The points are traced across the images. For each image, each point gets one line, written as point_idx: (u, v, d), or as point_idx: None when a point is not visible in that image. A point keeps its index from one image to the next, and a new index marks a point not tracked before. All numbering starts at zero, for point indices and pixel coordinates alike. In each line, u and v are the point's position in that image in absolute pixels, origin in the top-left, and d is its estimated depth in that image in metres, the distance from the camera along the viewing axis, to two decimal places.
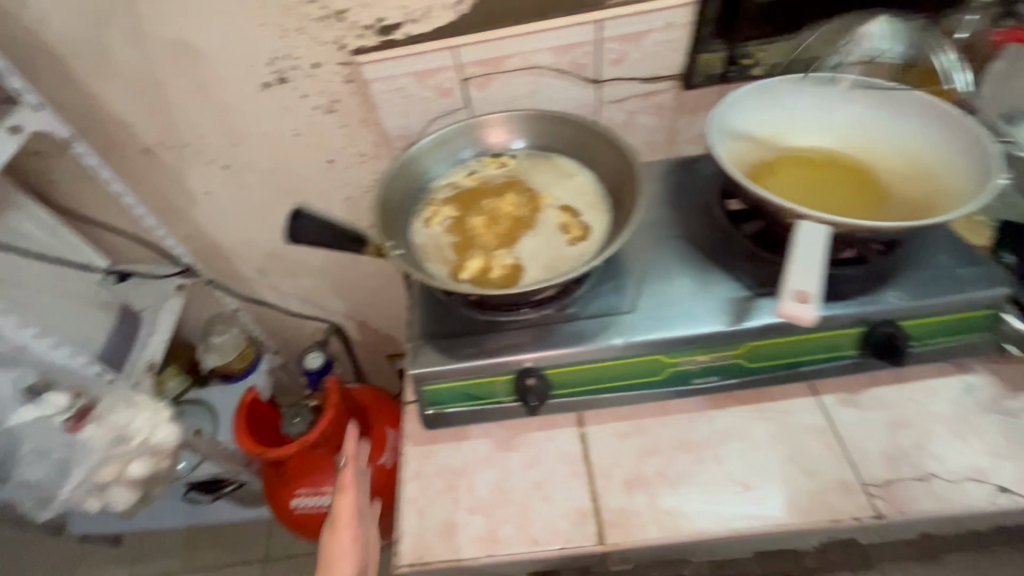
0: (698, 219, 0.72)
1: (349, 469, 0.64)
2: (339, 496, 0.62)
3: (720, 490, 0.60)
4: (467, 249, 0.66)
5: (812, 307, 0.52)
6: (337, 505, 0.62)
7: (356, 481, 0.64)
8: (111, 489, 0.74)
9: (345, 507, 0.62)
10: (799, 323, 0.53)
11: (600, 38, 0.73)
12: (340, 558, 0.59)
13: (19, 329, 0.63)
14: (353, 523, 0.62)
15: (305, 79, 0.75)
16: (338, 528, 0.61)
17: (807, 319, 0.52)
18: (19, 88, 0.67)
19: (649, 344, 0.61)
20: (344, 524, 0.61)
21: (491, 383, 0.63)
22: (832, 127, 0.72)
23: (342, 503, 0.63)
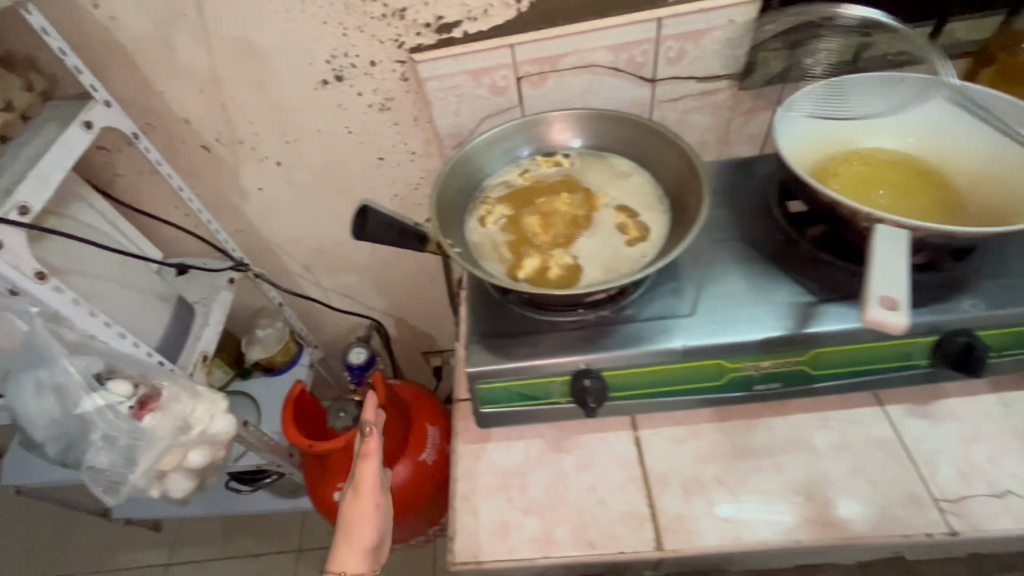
0: (757, 221, 0.70)
1: (373, 439, 0.64)
2: (362, 466, 0.64)
3: (782, 499, 0.58)
4: (524, 248, 0.66)
5: (901, 314, 0.49)
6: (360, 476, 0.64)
7: (380, 448, 0.65)
8: (170, 477, 0.77)
9: (367, 477, 0.64)
10: (888, 332, 0.50)
11: (660, 36, 0.72)
12: (361, 524, 0.63)
13: (92, 318, 0.63)
14: (374, 492, 0.65)
15: (362, 77, 0.75)
16: (359, 496, 0.64)
17: (897, 327, 0.49)
18: (90, 84, 0.69)
19: (710, 348, 0.60)
20: (366, 495, 0.64)
21: (547, 383, 0.62)
22: (899, 128, 0.70)
23: (365, 472, 0.64)
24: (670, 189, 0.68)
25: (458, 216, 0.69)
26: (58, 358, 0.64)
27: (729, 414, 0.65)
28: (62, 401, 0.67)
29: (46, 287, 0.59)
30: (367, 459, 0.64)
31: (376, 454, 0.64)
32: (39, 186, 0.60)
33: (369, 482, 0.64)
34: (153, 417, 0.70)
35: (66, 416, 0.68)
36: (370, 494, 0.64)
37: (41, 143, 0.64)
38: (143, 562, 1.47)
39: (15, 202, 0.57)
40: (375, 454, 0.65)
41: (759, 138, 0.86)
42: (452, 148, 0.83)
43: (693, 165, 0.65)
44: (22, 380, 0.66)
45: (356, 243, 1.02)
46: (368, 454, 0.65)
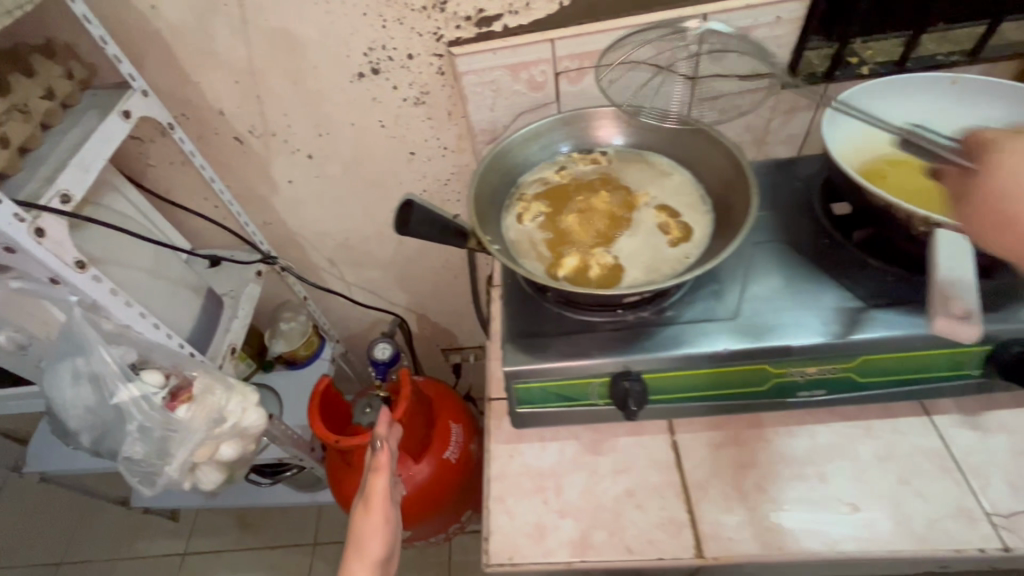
0: (800, 223, 0.69)
1: (384, 450, 0.61)
2: (373, 478, 0.60)
3: (825, 509, 0.57)
4: (562, 246, 0.65)
5: (973, 323, 0.51)
6: (371, 487, 0.60)
7: (391, 461, 0.61)
8: (200, 469, 0.76)
9: (379, 488, 0.60)
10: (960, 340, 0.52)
11: (704, 32, 0.70)
12: (371, 538, 0.58)
13: (128, 309, 0.63)
14: (385, 504, 0.60)
15: (398, 70, 0.75)
16: (369, 509, 0.59)
17: (967, 336, 0.51)
18: (129, 74, 0.68)
19: (754, 352, 0.58)
20: (377, 506, 0.59)
21: (586, 384, 0.61)
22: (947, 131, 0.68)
23: (375, 485, 0.60)
24: (714, 189, 0.67)
25: (495, 212, 0.68)
26: (95, 347, 0.64)
27: (769, 420, 0.64)
28: (98, 390, 0.67)
29: (86, 276, 0.59)
30: (377, 471, 0.61)
31: (387, 466, 0.61)
32: (80, 174, 0.60)
33: (380, 494, 0.60)
34: (186, 409, 0.69)
35: (101, 405, 0.68)
36: (381, 507, 0.59)
37: (82, 132, 0.64)
38: (161, 551, 1.48)
39: (56, 189, 0.57)
40: (385, 467, 0.61)
41: (798, 139, 0.84)
42: (485, 144, 0.82)
43: (738, 165, 0.63)
44: (58, 369, 0.66)
45: (382, 238, 1.01)
46: (378, 467, 0.61)
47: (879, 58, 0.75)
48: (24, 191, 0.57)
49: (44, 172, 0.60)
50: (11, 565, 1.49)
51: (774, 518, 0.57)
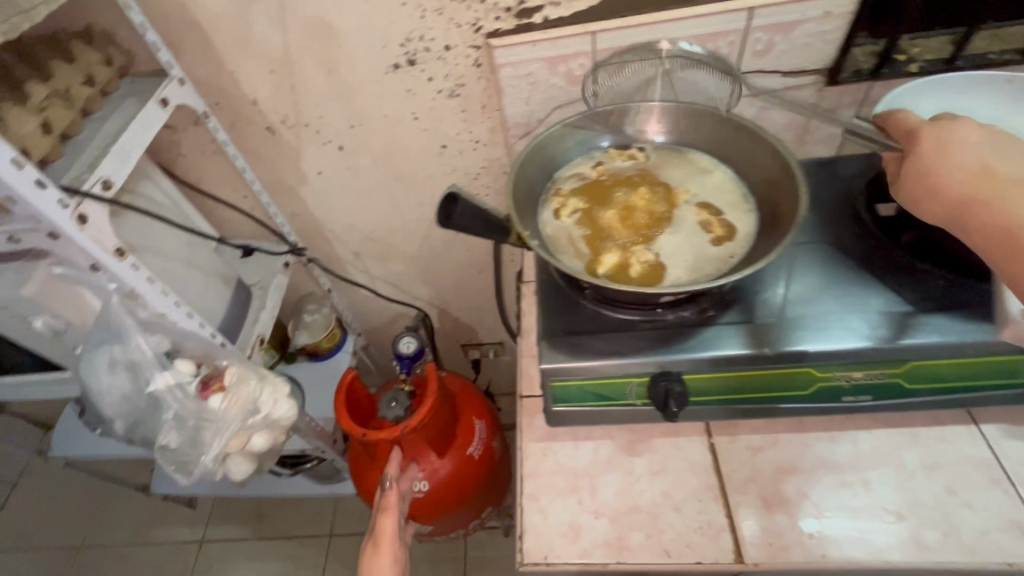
0: (844, 224, 0.67)
1: (392, 491, 0.73)
2: (382, 517, 0.71)
3: (869, 517, 0.56)
4: (601, 243, 0.64)
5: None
6: (380, 527, 0.70)
7: (397, 502, 0.72)
8: (232, 459, 0.76)
9: (387, 527, 0.70)
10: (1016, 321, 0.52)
11: (749, 27, 0.68)
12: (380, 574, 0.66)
13: (164, 297, 0.63)
14: (393, 543, 0.69)
15: (435, 62, 0.74)
16: (378, 547, 0.69)
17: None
18: (167, 62, 0.68)
19: (800, 354, 0.57)
20: (385, 544, 0.69)
21: (624, 384, 0.60)
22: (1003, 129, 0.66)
23: (384, 525, 0.70)
24: (757, 187, 0.65)
25: (532, 207, 0.67)
26: (132, 335, 0.64)
27: (809, 424, 0.63)
28: (135, 377, 0.67)
29: (125, 263, 0.59)
30: (386, 511, 0.72)
31: (395, 507, 0.72)
32: (121, 162, 0.60)
33: (388, 532, 0.69)
34: (219, 398, 0.69)
35: (137, 393, 0.68)
36: (389, 544, 0.69)
37: (121, 119, 0.64)
38: (179, 538, 1.49)
39: (98, 176, 0.57)
40: (394, 509, 0.72)
41: (838, 138, 0.82)
42: (518, 138, 0.81)
43: (784, 164, 0.62)
44: (94, 357, 0.66)
45: (408, 232, 1.01)
46: (387, 508, 0.72)
47: (928, 55, 0.72)
48: (65, 178, 0.57)
49: (85, 159, 0.59)
50: None
51: (816, 525, 0.56)
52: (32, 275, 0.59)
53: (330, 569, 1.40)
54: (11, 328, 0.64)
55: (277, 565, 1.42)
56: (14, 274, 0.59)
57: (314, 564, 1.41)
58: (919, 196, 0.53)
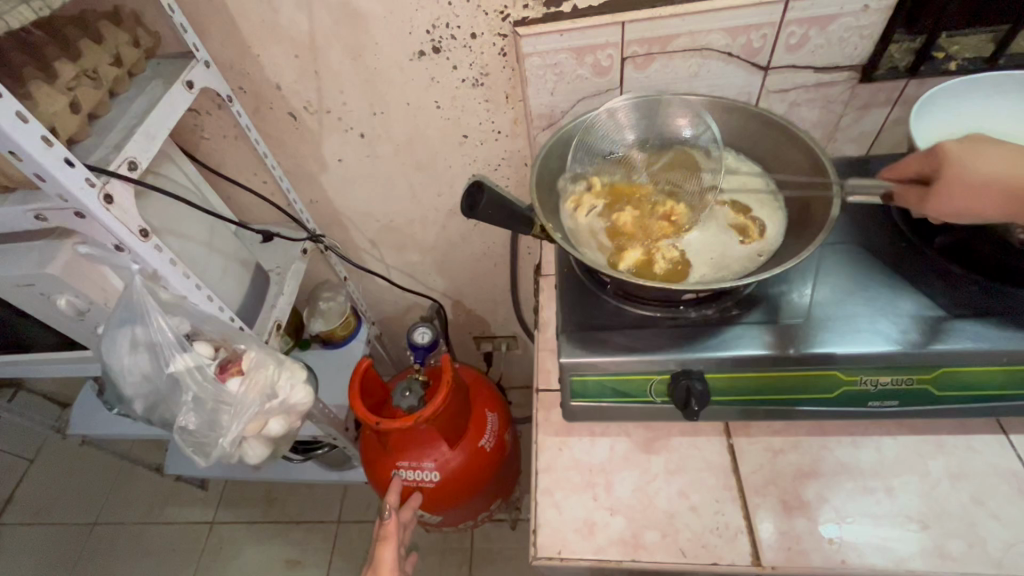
0: (874, 225, 0.65)
1: (391, 522, 0.78)
2: (381, 547, 0.76)
3: (891, 524, 0.55)
4: (627, 242, 0.63)
5: None
6: (380, 556, 0.76)
7: (396, 532, 0.78)
8: (248, 442, 0.77)
9: (387, 556, 0.76)
10: None
11: (784, 20, 0.66)
12: None
13: (185, 280, 0.64)
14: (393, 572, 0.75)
15: (460, 49, 0.73)
16: None
17: None
18: (193, 44, 0.68)
19: (827, 357, 0.55)
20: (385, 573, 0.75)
21: (645, 381, 0.59)
22: None
23: (384, 554, 0.76)
24: (788, 186, 0.64)
25: (556, 203, 0.66)
26: (153, 316, 0.64)
27: (830, 428, 0.62)
28: (155, 358, 0.68)
29: (148, 245, 0.59)
30: (385, 541, 0.77)
31: (393, 536, 0.78)
32: (146, 142, 0.60)
33: (387, 562, 0.75)
34: (237, 381, 0.70)
35: (157, 373, 0.68)
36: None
37: (147, 100, 0.64)
38: (190, 518, 1.51)
39: (125, 156, 0.57)
40: (392, 538, 0.78)
41: (869, 137, 0.80)
42: (541, 129, 0.80)
43: (817, 161, 0.61)
44: (116, 336, 0.66)
45: (426, 222, 1.00)
46: (387, 538, 0.78)
47: (966, 53, 0.71)
48: (93, 157, 0.57)
49: (111, 139, 0.60)
50: (49, 521, 1.54)
51: (836, 531, 0.55)
52: (57, 254, 0.59)
53: (337, 554, 1.41)
54: (36, 304, 0.65)
55: (286, 549, 1.44)
56: (40, 252, 0.60)
57: (322, 549, 1.42)
58: (968, 203, 0.51)
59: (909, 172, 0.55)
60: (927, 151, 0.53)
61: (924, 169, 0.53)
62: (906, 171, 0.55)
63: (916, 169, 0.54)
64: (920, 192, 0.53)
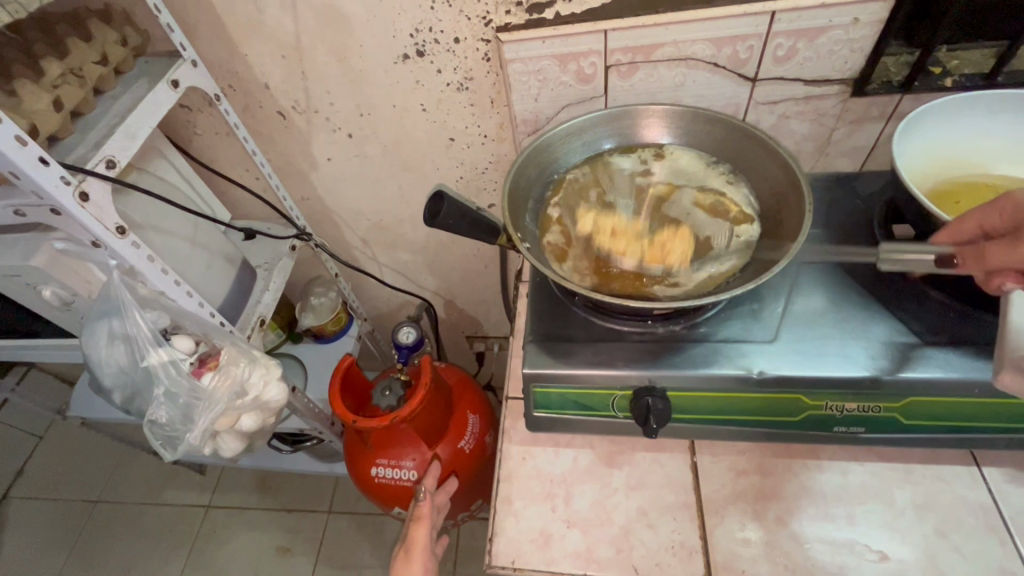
0: (855, 245, 0.64)
1: (426, 501, 0.74)
2: (415, 526, 0.72)
3: (850, 553, 0.54)
4: (608, 270, 0.62)
5: None
6: (412, 537, 0.71)
7: (430, 511, 0.74)
8: (222, 437, 0.79)
9: (419, 537, 0.71)
10: None
11: (770, 32, 0.65)
12: None
13: (163, 277, 0.65)
14: (425, 554, 0.70)
15: (444, 53, 0.73)
16: (409, 557, 0.69)
17: None
18: (180, 43, 0.69)
19: (791, 380, 0.54)
20: (416, 554, 0.69)
21: (608, 396, 0.59)
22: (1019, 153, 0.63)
23: (416, 534, 0.72)
24: (767, 202, 0.63)
25: (531, 237, 0.63)
26: (130, 310, 0.65)
27: (797, 451, 0.61)
28: (131, 352, 0.69)
29: (125, 242, 0.60)
30: (420, 521, 0.73)
31: (427, 517, 0.73)
32: (127, 141, 0.61)
33: (420, 542, 0.70)
34: (211, 376, 0.71)
35: (133, 366, 0.70)
36: (422, 553, 0.69)
37: (132, 99, 0.65)
38: (188, 501, 1.55)
39: (103, 155, 0.58)
40: (426, 520, 0.73)
41: (863, 152, 0.78)
42: (525, 135, 0.79)
43: (795, 186, 0.60)
44: (96, 328, 0.68)
45: (416, 223, 1.01)
46: (420, 519, 0.74)
47: (964, 69, 0.68)
48: (72, 155, 0.59)
49: (92, 137, 0.61)
50: (55, 497, 1.60)
51: (793, 556, 0.54)
52: (38, 249, 0.61)
53: (325, 545, 1.44)
54: (22, 294, 0.67)
55: (277, 536, 1.47)
56: (23, 245, 0.62)
57: (310, 538, 1.45)
58: None
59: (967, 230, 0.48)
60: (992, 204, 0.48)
61: (991, 222, 0.47)
62: (964, 232, 0.49)
63: (976, 228, 0.48)
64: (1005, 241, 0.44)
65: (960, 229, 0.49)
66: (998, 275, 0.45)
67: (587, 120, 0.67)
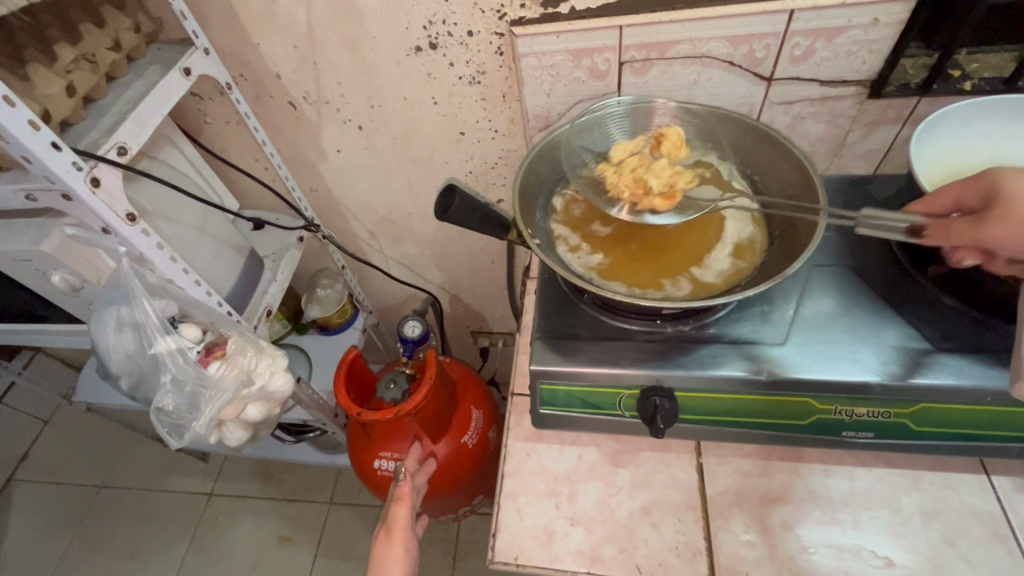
0: (869, 249, 0.63)
1: (407, 481, 0.73)
2: (395, 505, 0.71)
3: (856, 559, 0.53)
4: (640, 265, 0.61)
5: None
6: (393, 516, 0.70)
7: (411, 491, 0.72)
8: (228, 425, 0.80)
9: (399, 517, 0.70)
10: None
11: (788, 31, 0.64)
12: (391, 564, 0.66)
13: (172, 265, 0.65)
14: (405, 534, 0.69)
15: (457, 46, 0.72)
16: (391, 537, 0.69)
17: None
18: (192, 31, 0.69)
19: (800, 382, 0.54)
20: (397, 534, 0.68)
21: (615, 395, 0.59)
22: None
23: (398, 513, 0.71)
24: (779, 201, 0.63)
25: (543, 233, 0.63)
26: (139, 297, 0.66)
27: (804, 455, 0.60)
28: (139, 338, 0.70)
29: (135, 229, 0.61)
30: (400, 500, 0.72)
31: (407, 496, 0.72)
32: (138, 129, 0.61)
33: (400, 520, 0.70)
34: (218, 365, 0.72)
35: (140, 352, 0.70)
36: (402, 532, 0.69)
37: (144, 85, 0.65)
38: (191, 488, 1.56)
39: (115, 141, 0.58)
40: (406, 499, 0.72)
41: (878, 154, 0.77)
42: (536, 130, 0.79)
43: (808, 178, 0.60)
44: (104, 315, 0.68)
45: (424, 217, 1.01)
46: (400, 498, 0.72)
47: (984, 72, 0.67)
48: (84, 141, 0.59)
49: (104, 124, 0.61)
50: (60, 481, 1.62)
51: (797, 559, 0.54)
52: (49, 234, 0.61)
53: (326, 535, 1.44)
54: (32, 279, 0.67)
55: (279, 525, 1.47)
56: (34, 230, 0.62)
57: (312, 528, 1.46)
58: None
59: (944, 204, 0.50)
60: (971, 179, 0.48)
61: (966, 200, 0.48)
62: (941, 207, 0.50)
63: (951, 203, 0.49)
64: (967, 222, 0.46)
65: (936, 203, 0.50)
66: (961, 252, 0.49)
67: (597, 116, 0.67)
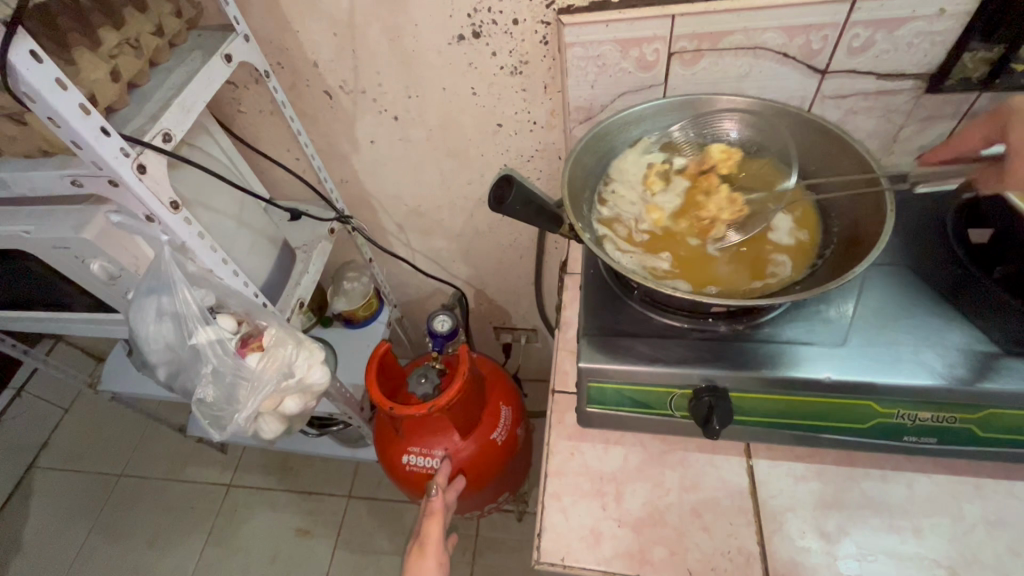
0: (927, 248, 0.61)
1: (440, 497, 0.72)
2: (429, 522, 0.70)
3: (917, 568, 0.52)
4: (727, 256, 0.60)
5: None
6: (426, 531, 0.70)
7: (444, 507, 0.72)
8: (263, 418, 0.79)
9: (432, 534, 0.69)
10: None
11: (848, 22, 0.62)
12: None
13: (211, 254, 0.65)
14: (438, 549, 0.68)
15: (501, 35, 0.70)
16: (424, 551, 0.68)
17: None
18: (234, 17, 0.68)
19: (862, 386, 0.52)
20: (430, 550, 0.67)
21: (666, 394, 0.57)
22: None
23: (430, 529, 0.70)
24: (838, 198, 0.61)
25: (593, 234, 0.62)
26: (179, 286, 0.65)
27: (859, 459, 0.59)
28: (178, 329, 0.69)
29: (178, 217, 0.60)
30: (432, 517, 0.71)
31: (439, 513, 0.71)
32: (182, 116, 0.60)
33: (434, 537, 0.69)
34: (256, 357, 0.72)
35: (180, 343, 0.70)
36: (435, 547, 0.68)
37: (185, 71, 0.64)
38: (209, 479, 1.56)
39: (160, 128, 0.57)
40: (438, 514, 0.71)
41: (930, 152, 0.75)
42: (578, 123, 0.77)
43: (773, 181, 0.63)
44: (143, 304, 0.68)
45: (455, 210, 0.99)
46: (433, 514, 0.72)
47: None
48: (129, 127, 0.58)
49: (148, 110, 0.60)
50: (78, 469, 1.62)
51: (856, 568, 0.52)
52: (92, 220, 0.60)
53: (345, 528, 1.44)
54: (71, 268, 0.66)
55: (298, 518, 1.47)
56: (75, 217, 0.61)
57: (330, 522, 1.45)
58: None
59: (963, 148, 0.65)
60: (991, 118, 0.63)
61: (991, 134, 0.63)
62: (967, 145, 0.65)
63: (980, 140, 0.64)
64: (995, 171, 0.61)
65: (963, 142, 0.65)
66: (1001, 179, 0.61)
67: (638, 113, 0.66)
